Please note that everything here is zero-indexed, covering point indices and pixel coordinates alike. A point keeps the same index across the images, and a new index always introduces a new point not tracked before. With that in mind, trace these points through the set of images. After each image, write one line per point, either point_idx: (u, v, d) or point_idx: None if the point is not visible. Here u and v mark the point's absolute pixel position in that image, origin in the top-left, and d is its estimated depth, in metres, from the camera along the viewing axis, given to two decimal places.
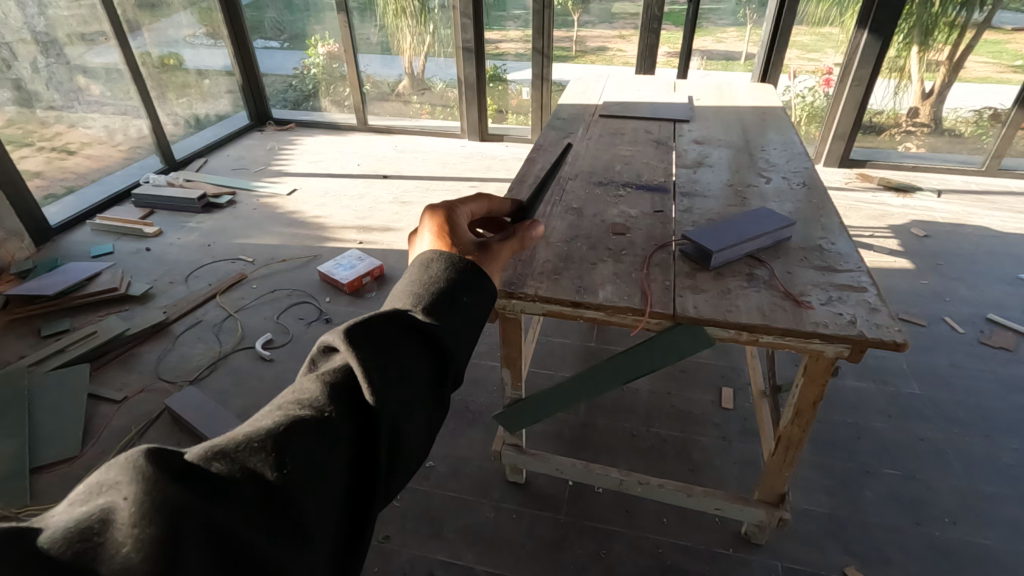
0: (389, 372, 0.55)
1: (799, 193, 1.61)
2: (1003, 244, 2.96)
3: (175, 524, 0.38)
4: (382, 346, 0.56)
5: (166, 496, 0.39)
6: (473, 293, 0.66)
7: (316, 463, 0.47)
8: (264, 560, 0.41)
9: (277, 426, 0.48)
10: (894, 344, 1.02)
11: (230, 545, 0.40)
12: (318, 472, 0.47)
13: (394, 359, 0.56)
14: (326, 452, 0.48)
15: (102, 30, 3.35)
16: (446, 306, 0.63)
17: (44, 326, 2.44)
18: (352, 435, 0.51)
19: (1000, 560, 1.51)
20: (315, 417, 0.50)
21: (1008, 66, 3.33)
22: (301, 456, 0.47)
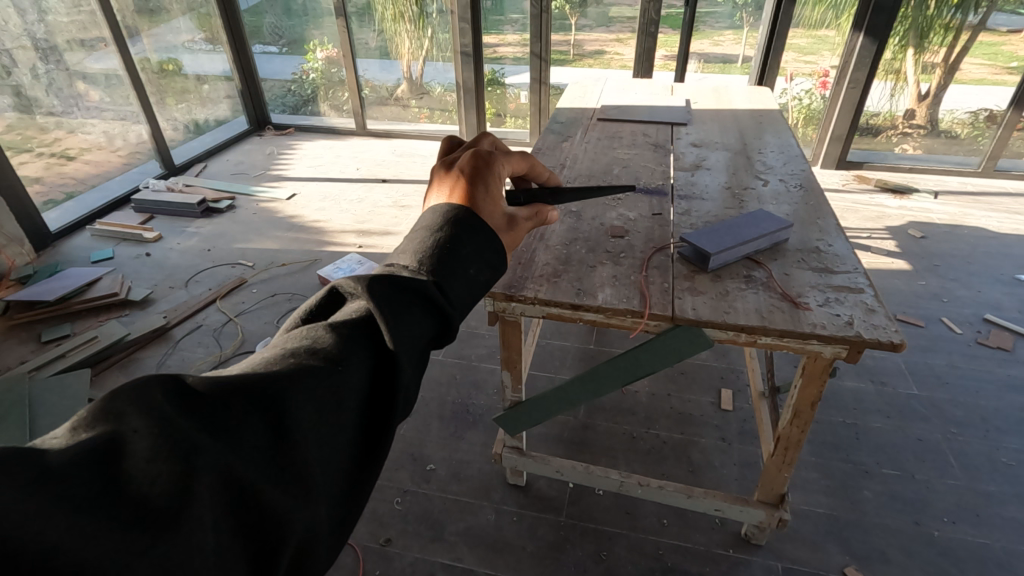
0: (405, 330, 0.51)
1: (796, 195, 1.62)
2: (999, 245, 2.97)
3: (187, 461, 0.36)
4: (400, 301, 0.52)
5: (176, 432, 0.36)
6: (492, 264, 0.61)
7: (328, 414, 0.45)
8: (271, 508, 0.39)
9: (288, 369, 0.45)
10: (891, 344, 1.03)
11: (237, 488, 0.38)
12: (329, 423, 0.44)
13: (412, 315, 0.52)
14: (339, 402, 0.46)
15: (101, 36, 3.36)
16: (467, 268, 0.59)
17: (45, 331, 2.44)
18: (366, 386, 0.48)
19: (999, 559, 1.52)
20: (333, 365, 0.47)
21: (1003, 68, 3.35)
22: (318, 405, 0.44)
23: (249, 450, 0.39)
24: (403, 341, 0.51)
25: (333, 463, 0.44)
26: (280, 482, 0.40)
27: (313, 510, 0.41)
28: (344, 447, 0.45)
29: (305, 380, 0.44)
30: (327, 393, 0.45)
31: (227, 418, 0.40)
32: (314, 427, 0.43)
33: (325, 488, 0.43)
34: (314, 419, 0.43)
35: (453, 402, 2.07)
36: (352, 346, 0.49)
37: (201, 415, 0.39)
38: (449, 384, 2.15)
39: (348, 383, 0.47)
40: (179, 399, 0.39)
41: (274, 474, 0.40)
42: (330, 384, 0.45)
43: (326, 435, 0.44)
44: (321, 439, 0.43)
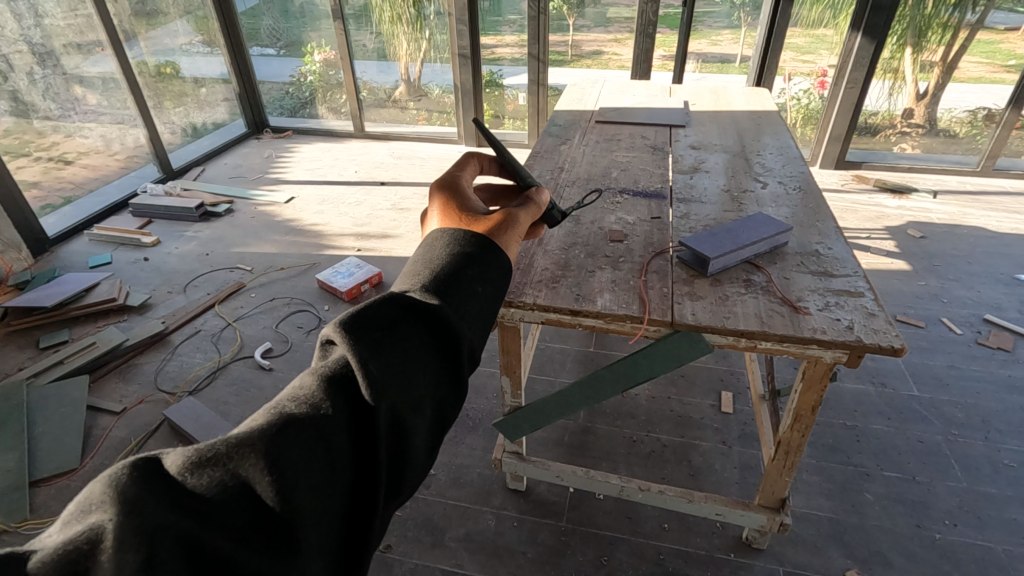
0: (391, 361, 0.51)
1: (795, 198, 1.62)
2: (999, 244, 2.97)
3: (153, 548, 0.36)
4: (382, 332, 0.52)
5: (145, 516, 0.37)
6: (480, 270, 0.62)
7: (311, 463, 0.44)
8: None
9: (268, 423, 0.45)
10: (891, 349, 1.03)
11: (214, 563, 0.38)
12: (313, 474, 0.44)
13: (395, 344, 0.52)
14: (323, 451, 0.45)
15: (98, 40, 3.35)
16: (451, 282, 0.60)
17: (43, 337, 2.44)
18: (352, 429, 0.48)
19: (1001, 562, 1.51)
20: (311, 413, 0.46)
21: (1001, 66, 3.35)
22: (297, 457, 0.43)
23: (226, 516, 0.39)
24: (388, 376, 0.50)
25: (322, 512, 0.43)
26: (261, 546, 0.40)
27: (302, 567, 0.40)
28: (332, 497, 0.45)
29: (283, 433, 0.44)
30: (307, 444, 0.44)
31: (202, 491, 0.40)
32: (294, 482, 0.42)
33: (314, 541, 0.42)
34: (295, 473, 0.43)
35: None
36: (336, 389, 0.48)
37: (177, 491, 0.39)
38: None
39: (330, 430, 0.46)
40: (155, 482, 0.40)
41: (255, 539, 0.40)
42: (309, 433, 0.45)
43: (310, 487, 0.43)
44: (307, 490, 0.43)
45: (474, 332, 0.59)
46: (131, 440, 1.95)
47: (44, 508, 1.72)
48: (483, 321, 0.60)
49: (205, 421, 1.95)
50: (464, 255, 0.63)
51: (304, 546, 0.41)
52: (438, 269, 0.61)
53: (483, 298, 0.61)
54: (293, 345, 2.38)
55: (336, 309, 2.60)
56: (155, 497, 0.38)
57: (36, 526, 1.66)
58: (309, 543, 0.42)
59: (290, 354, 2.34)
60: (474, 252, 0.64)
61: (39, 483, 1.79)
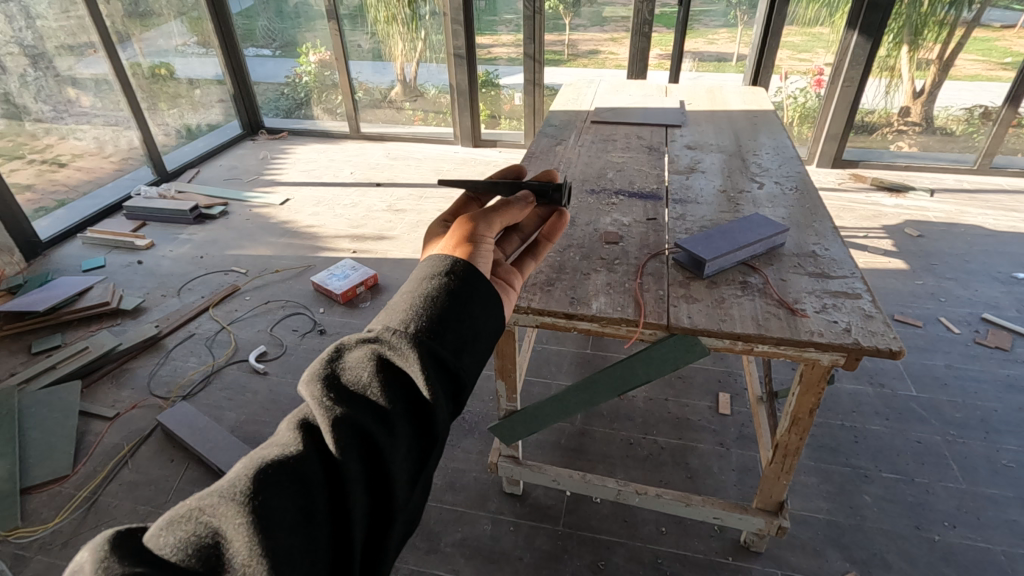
0: (359, 396, 0.51)
1: (791, 198, 1.61)
2: (996, 243, 2.96)
3: None
4: (349, 370, 0.52)
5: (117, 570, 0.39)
6: (455, 279, 0.58)
7: (281, 505, 0.44)
8: None
9: (240, 472, 0.46)
10: (889, 351, 1.01)
11: None
12: (283, 515, 0.44)
13: (361, 379, 0.51)
14: (294, 491, 0.45)
15: (90, 42, 3.32)
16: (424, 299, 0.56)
17: (35, 342, 2.42)
18: (325, 467, 0.48)
19: (1001, 564, 1.50)
20: (280, 456, 0.47)
21: (997, 64, 3.34)
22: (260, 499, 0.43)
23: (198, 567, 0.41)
24: (352, 410, 0.50)
25: (296, 553, 0.43)
26: None
27: None
28: (306, 535, 0.44)
29: (251, 477, 0.45)
30: (274, 486, 0.44)
31: (176, 546, 0.42)
32: (263, 524, 0.42)
33: None
34: (263, 515, 0.43)
35: None
36: (309, 433, 0.49)
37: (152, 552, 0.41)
38: None
39: (301, 469, 0.46)
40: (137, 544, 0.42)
41: None
42: (279, 476, 0.45)
43: (281, 528, 0.43)
44: (276, 533, 0.43)
45: (456, 346, 0.54)
46: (123, 446, 1.93)
47: (35, 516, 1.70)
48: (468, 331, 0.56)
49: (198, 426, 1.93)
50: (434, 271, 0.59)
51: None
52: (410, 288, 0.58)
53: (461, 306, 0.56)
54: (288, 349, 2.37)
55: (331, 311, 2.58)
56: (127, 559, 0.40)
57: (27, 535, 1.64)
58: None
59: (284, 357, 2.32)
60: (444, 267, 0.59)
61: (29, 490, 1.77)
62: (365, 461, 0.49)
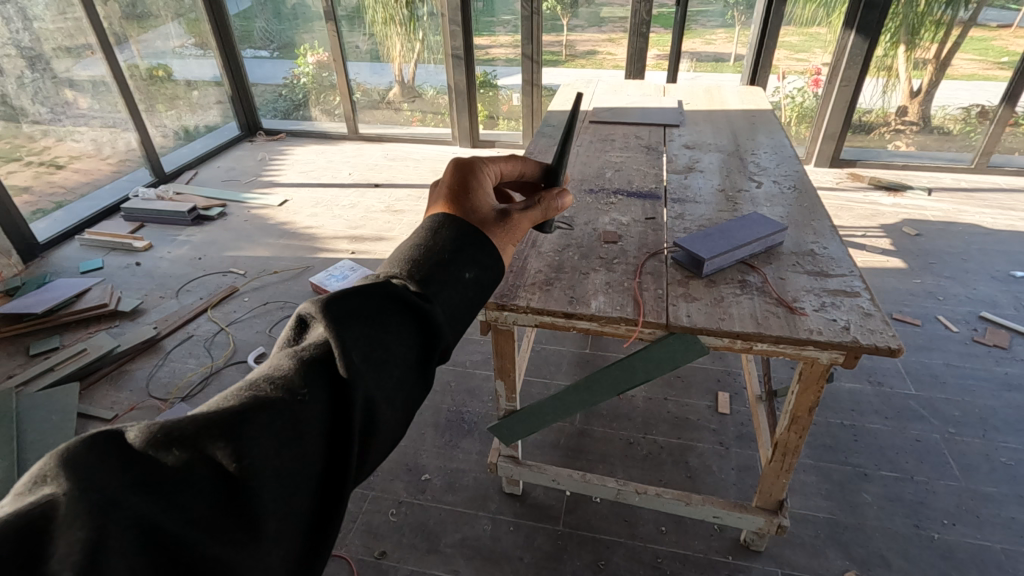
0: (370, 355, 0.50)
1: (790, 197, 1.61)
2: (993, 241, 2.97)
3: (104, 524, 0.33)
4: (365, 323, 0.51)
5: (111, 486, 0.35)
6: (477, 269, 0.61)
7: (283, 448, 0.42)
8: (213, 560, 0.36)
9: (242, 403, 0.43)
10: (888, 349, 1.01)
11: (169, 546, 0.35)
12: (284, 459, 0.42)
13: (375, 336, 0.51)
14: (296, 436, 0.43)
15: (88, 43, 3.32)
16: (445, 277, 0.58)
17: (33, 344, 2.42)
18: (327, 419, 0.46)
19: (1000, 561, 1.50)
20: (286, 395, 0.45)
21: (994, 63, 3.35)
22: (267, 438, 0.41)
23: (187, 499, 0.37)
24: (363, 366, 0.49)
25: (288, 502, 0.41)
26: (221, 534, 0.37)
27: (262, 556, 0.38)
28: (300, 485, 0.42)
29: (256, 414, 0.42)
30: (282, 427, 0.43)
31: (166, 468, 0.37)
32: (264, 466, 0.40)
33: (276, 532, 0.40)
34: (265, 456, 0.41)
35: (447, 409, 2.06)
36: (316, 376, 0.47)
37: (135, 467, 0.37)
38: (443, 392, 2.14)
39: (303, 414, 0.44)
40: (115, 454, 0.37)
41: (218, 525, 0.37)
42: (283, 419, 0.43)
43: (278, 475, 0.41)
44: (279, 475, 0.41)
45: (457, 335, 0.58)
46: None
47: None
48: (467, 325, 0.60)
49: None
50: (465, 252, 0.61)
51: (262, 534, 0.39)
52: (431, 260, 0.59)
53: (474, 298, 0.60)
54: None
55: None
56: (113, 472, 0.36)
57: None
58: (274, 531, 0.39)
59: None
60: (478, 252, 0.62)
61: None
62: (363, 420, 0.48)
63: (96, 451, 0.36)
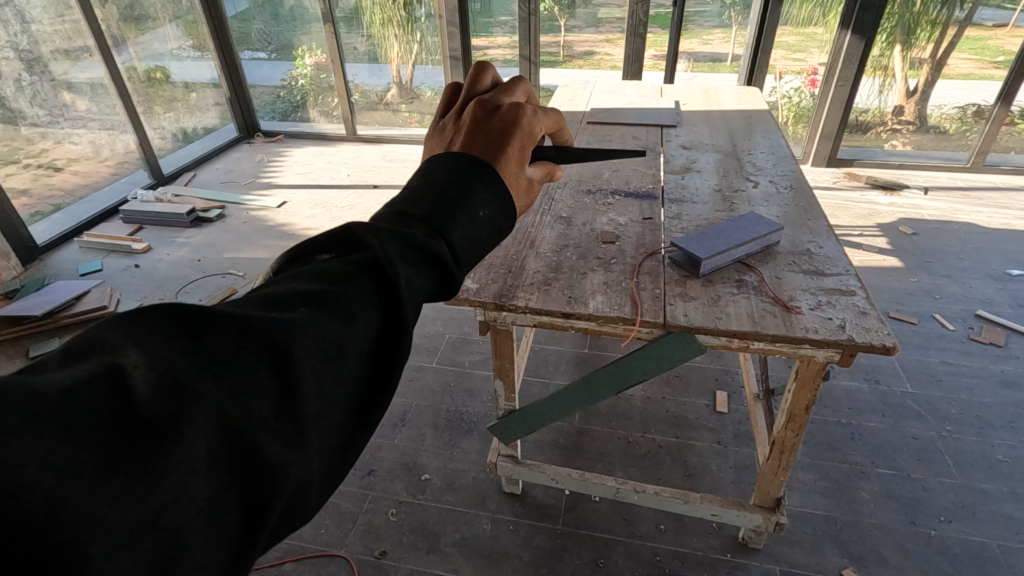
0: (412, 292, 0.49)
1: (786, 197, 1.62)
2: (989, 240, 2.99)
3: (174, 404, 0.35)
4: (410, 263, 0.49)
5: (177, 371, 0.36)
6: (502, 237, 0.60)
7: (330, 364, 0.42)
8: (267, 458, 0.38)
9: (298, 313, 0.42)
10: (883, 347, 1.02)
11: (229, 434, 0.36)
12: (332, 375, 0.42)
13: (417, 277, 0.50)
14: (343, 353, 0.43)
15: (85, 46, 3.32)
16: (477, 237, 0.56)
17: (33, 347, 2.42)
18: (371, 340, 0.46)
19: (996, 558, 1.52)
20: (339, 313, 0.44)
21: (990, 62, 3.36)
22: (320, 356, 0.41)
23: (247, 398, 0.37)
24: (407, 299, 0.48)
25: (332, 415, 0.42)
26: (275, 434, 0.38)
27: (309, 459, 0.40)
28: (344, 399, 0.43)
29: (308, 329, 0.41)
30: (335, 346, 0.42)
31: (224, 362, 0.37)
32: (315, 378, 0.41)
33: (321, 440, 0.41)
34: (317, 369, 0.41)
35: (447, 410, 2.07)
36: (360, 301, 0.46)
37: (196, 354, 0.37)
38: (443, 392, 2.15)
39: (349, 333, 0.44)
40: (178, 335, 0.37)
41: (272, 423, 0.38)
42: (332, 335, 0.43)
43: (324, 390, 0.42)
44: (328, 391, 0.42)
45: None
46: None
47: None
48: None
49: None
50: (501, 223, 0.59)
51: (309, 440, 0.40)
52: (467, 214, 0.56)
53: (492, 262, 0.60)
54: None
55: None
56: (177, 355, 0.36)
57: None
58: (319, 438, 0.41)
59: None
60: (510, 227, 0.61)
61: None
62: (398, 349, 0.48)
63: (164, 330, 0.37)
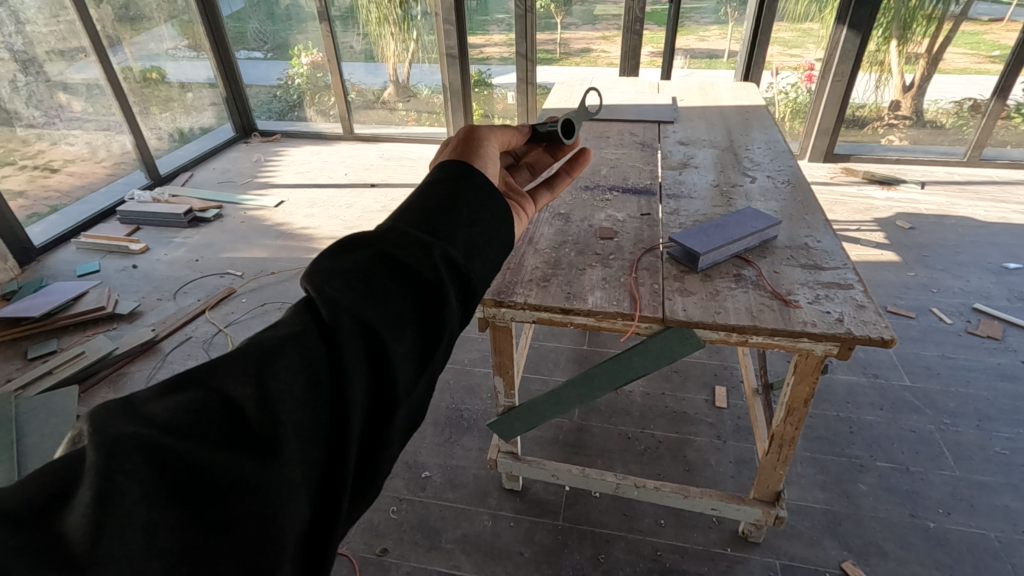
0: (356, 279, 0.47)
1: (783, 191, 1.63)
2: (986, 234, 3.00)
3: (111, 451, 0.34)
4: (361, 260, 0.49)
5: (122, 423, 0.35)
6: (454, 191, 0.58)
7: (289, 373, 0.41)
8: (232, 476, 0.36)
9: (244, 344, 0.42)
10: (881, 340, 1.03)
11: (185, 469, 0.35)
12: (290, 384, 0.41)
13: (369, 267, 0.49)
14: (300, 361, 0.42)
15: (81, 46, 3.31)
16: (420, 212, 0.55)
17: (32, 348, 2.41)
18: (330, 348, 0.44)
19: (994, 549, 1.52)
20: (289, 331, 0.43)
21: (985, 57, 3.37)
22: (273, 369, 0.40)
23: (201, 426, 0.37)
24: (363, 295, 0.46)
25: (301, 427, 0.40)
26: (235, 455, 0.37)
27: (282, 473, 0.37)
28: (313, 409, 0.41)
29: (256, 348, 0.41)
30: (289, 356, 0.41)
31: (170, 400, 0.38)
32: (272, 392, 0.40)
33: (294, 455, 0.39)
34: (271, 381, 0.40)
35: (446, 408, 2.07)
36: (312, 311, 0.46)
37: (148, 404, 0.37)
38: (442, 390, 2.15)
39: (303, 341, 0.43)
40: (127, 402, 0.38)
41: (231, 444, 0.37)
42: (285, 347, 0.42)
43: (288, 400, 0.40)
44: (288, 400, 0.40)
45: (460, 249, 0.54)
46: None
47: None
48: (472, 238, 0.56)
49: None
50: (439, 194, 0.58)
51: (277, 454, 0.38)
52: (410, 203, 0.57)
53: (463, 217, 0.57)
54: None
55: None
56: (124, 412, 0.36)
57: None
58: (292, 454, 0.38)
59: None
60: (455, 186, 0.59)
61: None
62: (368, 345, 0.45)
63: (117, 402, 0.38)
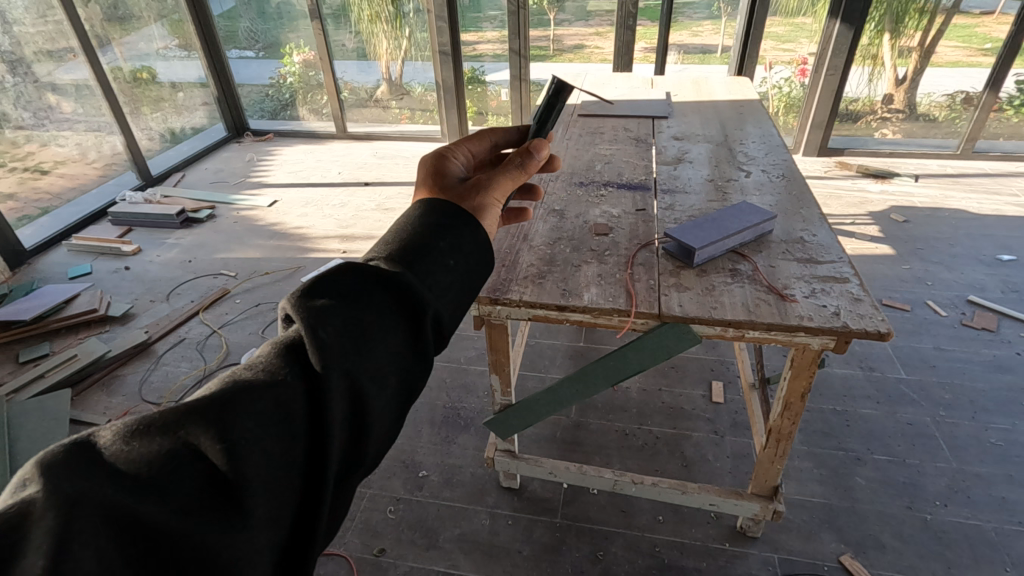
0: (343, 330, 0.49)
1: (778, 185, 1.62)
2: (979, 226, 3.01)
3: (71, 514, 0.35)
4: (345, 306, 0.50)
5: (89, 482, 0.37)
6: (449, 236, 0.57)
7: (265, 430, 0.43)
8: (199, 539, 0.38)
9: (219, 393, 0.44)
10: (878, 334, 1.02)
11: (148, 533, 0.37)
12: (263, 443, 0.43)
13: (355, 316, 0.50)
14: (275, 419, 0.44)
15: (69, 47, 3.28)
16: (411, 253, 0.55)
17: (22, 351, 2.39)
18: (306, 404, 0.46)
19: (992, 541, 1.53)
20: (266, 381, 0.45)
21: (978, 50, 3.38)
22: (247, 428, 0.42)
23: (168, 486, 0.39)
24: (344, 349, 0.48)
25: (271, 488, 0.42)
26: (202, 516, 0.39)
27: (249, 535, 0.40)
28: (284, 466, 0.43)
29: (233, 403, 0.43)
30: (261, 413, 0.43)
31: (140, 457, 0.39)
32: (243, 451, 0.41)
33: (262, 516, 0.41)
34: (246, 438, 0.42)
35: (443, 406, 2.06)
36: (293, 361, 0.47)
37: (115, 464, 0.39)
38: (439, 388, 2.14)
39: (280, 395, 0.45)
40: (91, 459, 0.39)
41: (198, 508, 0.39)
42: (260, 402, 0.44)
43: (260, 461, 0.42)
44: (261, 460, 0.42)
45: (446, 304, 0.55)
46: None
47: None
48: (460, 294, 0.56)
49: None
50: (433, 235, 0.57)
51: (246, 516, 0.40)
52: (402, 240, 0.57)
53: (454, 270, 0.56)
54: None
55: None
56: (88, 473, 0.37)
57: None
58: (259, 517, 0.41)
59: None
60: (455, 227, 0.58)
61: None
62: (347, 401, 0.48)
63: (79, 456, 0.39)
